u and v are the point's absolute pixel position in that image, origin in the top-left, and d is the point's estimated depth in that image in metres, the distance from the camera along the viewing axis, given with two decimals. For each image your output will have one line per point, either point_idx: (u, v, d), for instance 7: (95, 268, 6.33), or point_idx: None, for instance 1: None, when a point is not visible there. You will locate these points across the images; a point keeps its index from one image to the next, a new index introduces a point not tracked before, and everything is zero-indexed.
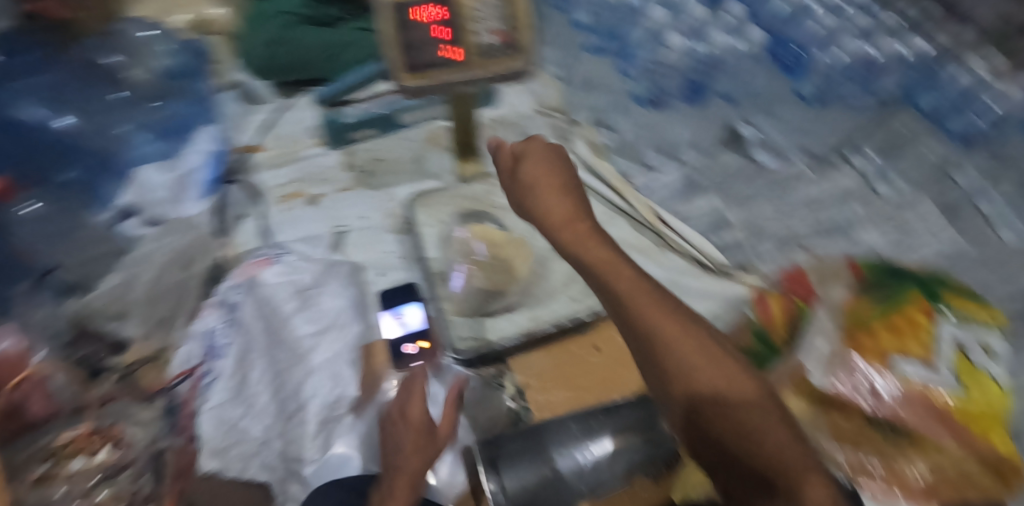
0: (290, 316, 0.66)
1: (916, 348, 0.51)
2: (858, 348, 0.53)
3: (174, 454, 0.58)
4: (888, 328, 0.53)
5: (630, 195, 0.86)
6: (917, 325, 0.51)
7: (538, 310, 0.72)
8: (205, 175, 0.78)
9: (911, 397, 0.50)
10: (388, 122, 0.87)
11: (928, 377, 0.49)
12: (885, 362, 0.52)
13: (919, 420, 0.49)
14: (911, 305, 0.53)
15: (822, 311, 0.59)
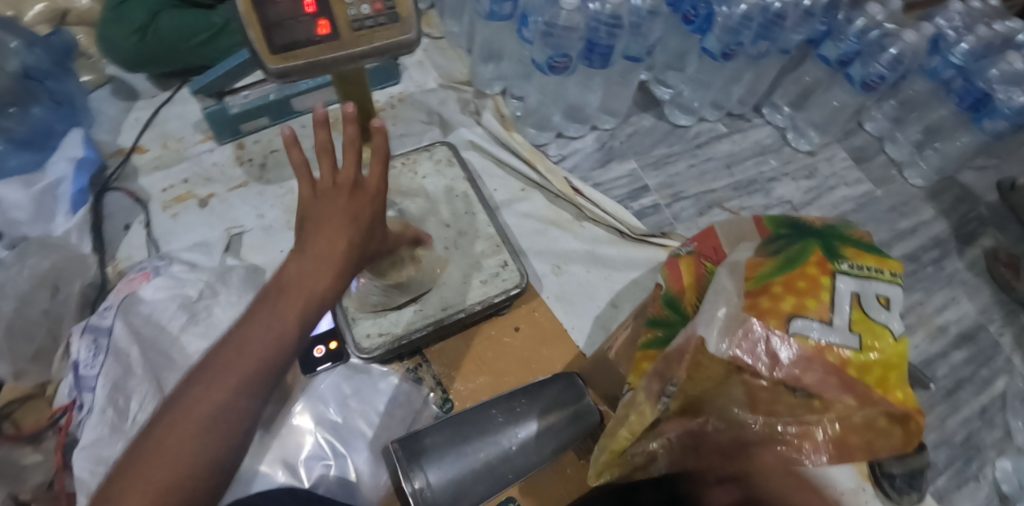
0: (179, 333, 0.61)
1: (814, 303, 0.47)
2: (758, 310, 0.47)
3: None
4: (787, 287, 0.48)
5: (542, 166, 0.80)
6: (814, 279, 0.48)
7: (450, 297, 0.64)
8: (72, 186, 0.70)
9: (810, 356, 0.45)
10: (279, 109, 0.81)
11: (823, 334, 0.45)
12: (783, 322, 0.46)
13: (816, 379, 0.45)
14: (811, 260, 0.49)
15: (723, 274, 0.51)
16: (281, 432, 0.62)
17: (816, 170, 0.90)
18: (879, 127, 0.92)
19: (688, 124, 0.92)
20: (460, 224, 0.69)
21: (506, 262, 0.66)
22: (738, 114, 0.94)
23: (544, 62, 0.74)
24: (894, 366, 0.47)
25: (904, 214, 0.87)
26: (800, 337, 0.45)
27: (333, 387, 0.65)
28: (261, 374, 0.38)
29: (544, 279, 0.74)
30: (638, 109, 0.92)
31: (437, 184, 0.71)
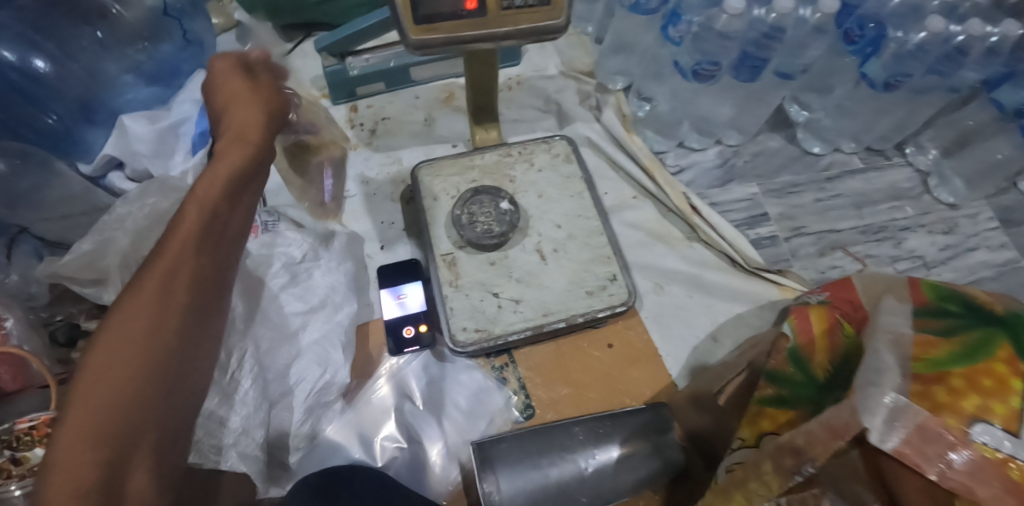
0: (278, 292, 0.60)
1: (1000, 407, 0.38)
2: (930, 402, 0.39)
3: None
4: (970, 379, 0.40)
5: (660, 177, 0.75)
6: (1002, 381, 0.39)
7: (550, 303, 0.61)
8: (195, 127, 0.68)
9: (988, 467, 0.36)
10: (399, 76, 0.79)
11: (1011, 448, 0.37)
12: (959, 422, 0.38)
13: (992, 496, 0.36)
14: (999, 356, 0.41)
15: (884, 344, 0.43)
16: (359, 408, 0.61)
17: (955, 226, 0.82)
18: None
19: (819, 152, 0.84)
20: (570, 226, 0.65)
21: (615, 275, 0.62)
22: (877, 150, 0.86)
23: (688, 66, 0.68)
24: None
25: None
26: (982, 445, 0.37)
27: (417, 370, 0.64)
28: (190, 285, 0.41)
29: (644, 297, 0.70)
30: (767, 128, 0.85)
31: (551, 179, 0.68)
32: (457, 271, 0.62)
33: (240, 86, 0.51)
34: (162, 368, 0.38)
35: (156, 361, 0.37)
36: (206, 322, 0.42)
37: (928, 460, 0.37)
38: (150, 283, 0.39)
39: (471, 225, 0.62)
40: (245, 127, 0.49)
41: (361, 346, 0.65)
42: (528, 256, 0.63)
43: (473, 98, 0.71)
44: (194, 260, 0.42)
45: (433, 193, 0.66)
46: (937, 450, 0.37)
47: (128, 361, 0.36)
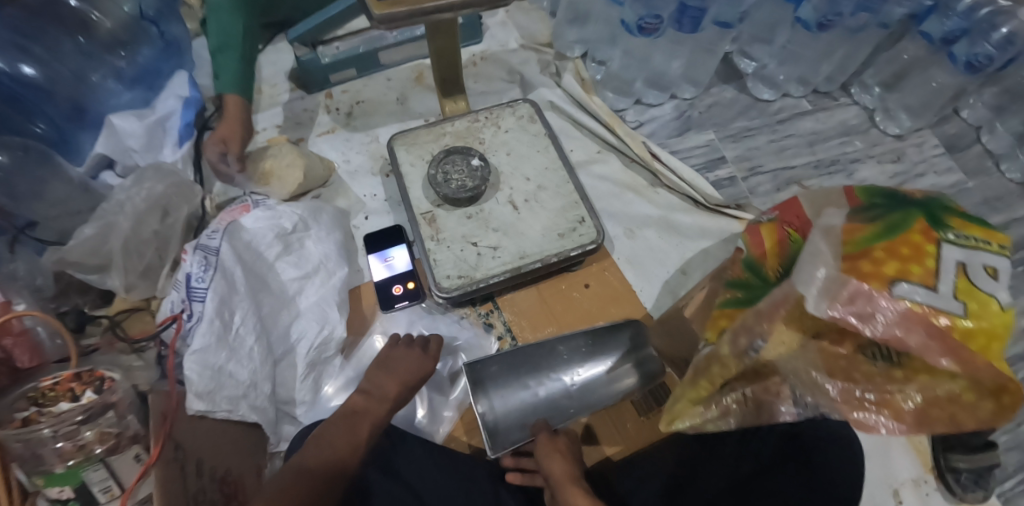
0: (274, 261, 0.64)
1: (918, 268, 0.44)
2: (858, 270, 0.44)
3: (159, 399, 0.51)
4: (890, 251, 0.45)
5: (621, 130, 0.79)
6: (918, 249, 0.45)
7: (526, 247, 0.65)
8: (180, 120, 0.74)
9: (913, 317, 0.42)
10: (369, 60, 0.83)
11: (926, 297, 0.42)
12: (886, 285, 0.43)
13: (919, 343, 0.42)
14: (914, 230, 0.46)
15: (817, 234, 0.47)
16: (356, 362, 0.65)
17: (904, 154, 0.89)
18: (977, 116, 0.93)
19: (770, 98, 0.90)
20: (540, 179, 0.69)
21: (584, 218, 0.67)
22: (824, 92, 0.92)
23: (634, 23, 0.74)
24: (999, 339, 0.43)
25: (996, 209, 0.88)
26: (904, 302, 0.42)
27: (407, 325, 0.68)
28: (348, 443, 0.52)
29: (617, 241, 0.75)
30: (720, 81, 0.90)
31: (519, 137, 0.72)
32: (437, 227, 0.66)
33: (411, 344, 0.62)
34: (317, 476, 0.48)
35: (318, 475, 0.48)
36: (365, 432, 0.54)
37: (864, 321, 0.42)
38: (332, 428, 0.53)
39: (446, 183, 0.67)
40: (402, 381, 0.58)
41: (355, 310, 0.68)
42: (503, 208, 0.67)
43: (441, 70, 0.76)
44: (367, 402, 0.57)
45: (410, 159, 0.70)
46: (871, 305, 0.41)
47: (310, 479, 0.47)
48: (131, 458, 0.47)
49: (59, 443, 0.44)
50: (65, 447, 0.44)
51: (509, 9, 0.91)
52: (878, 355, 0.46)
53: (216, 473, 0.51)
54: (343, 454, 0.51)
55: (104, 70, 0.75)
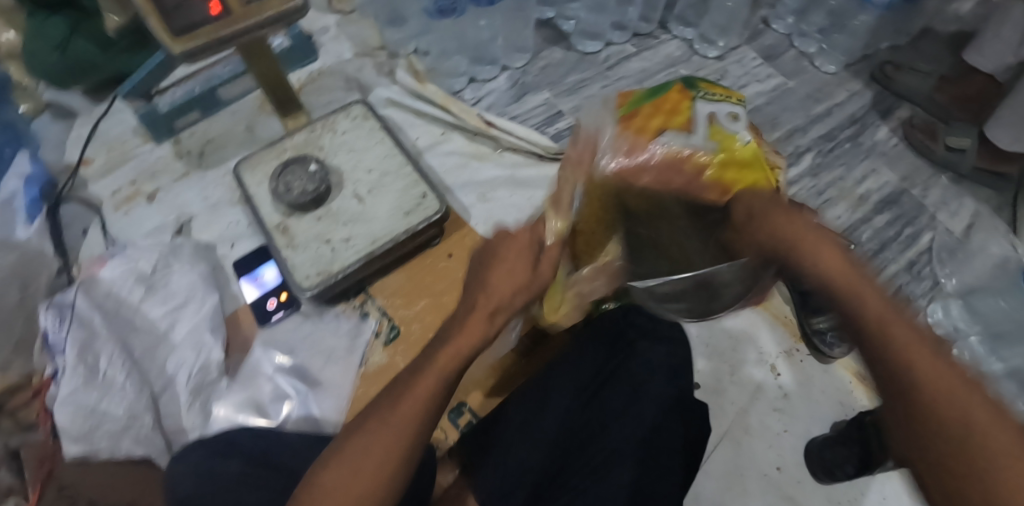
0: (139, 303, 0.66)
1: (677, 121, 0.53)
2: (632, 129, 0.52)
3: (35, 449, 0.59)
4: (655, 110, 0.53)
5: (455, 107, 0.85)
6: (676, 110, 0.53)
7: (377, 232, 0.69)
8: (25, 197, 0.79)
9: (671, 164, 0.51)
10: (208, 100, 0.86)
11: (682, 142, 0.51)
12: (653, 137, 0.52)
13: (683, 183, 0.51)
14: (673, 91, 0.55)
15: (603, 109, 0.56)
16: (243, 379, 0.67)
17: (726, 72, 0.99)
18: (785, 25, 1.04)
19: (596, 49, 0.97)
20: (381, 168, 0.74)
21: (426, 193, 0.72)
22: (644, 34, 1.00)
23: (431, 7, 0.77)
24: (753, 165, 0.52)
25: (817, 99, 0.98)
26: (661, 145, 0.51)
27: (289, 333, 0.71)
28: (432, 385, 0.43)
29: (474, 209, 0.80)
30: (547, 44, 0.97)
31: (356, 135, 0.77)
32: (290, 234, 0.69)
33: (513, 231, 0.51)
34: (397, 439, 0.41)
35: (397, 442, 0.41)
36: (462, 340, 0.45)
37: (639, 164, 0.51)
38: (422, 364, 0.44)
39: (288, 192, 0.70)
40: (524, 276, 0.48)
41: (235, 332, 0.71)
42: (349, 203, 0.71)
43: (270, 93, 0.79)
44: (495, 293, 0.46)
45: (255, 180, 0.73)
46: None
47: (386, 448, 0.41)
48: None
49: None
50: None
51: (336, 23, 0.95)
52: None
53: None
54: (414, 412, 0.42)
55: None
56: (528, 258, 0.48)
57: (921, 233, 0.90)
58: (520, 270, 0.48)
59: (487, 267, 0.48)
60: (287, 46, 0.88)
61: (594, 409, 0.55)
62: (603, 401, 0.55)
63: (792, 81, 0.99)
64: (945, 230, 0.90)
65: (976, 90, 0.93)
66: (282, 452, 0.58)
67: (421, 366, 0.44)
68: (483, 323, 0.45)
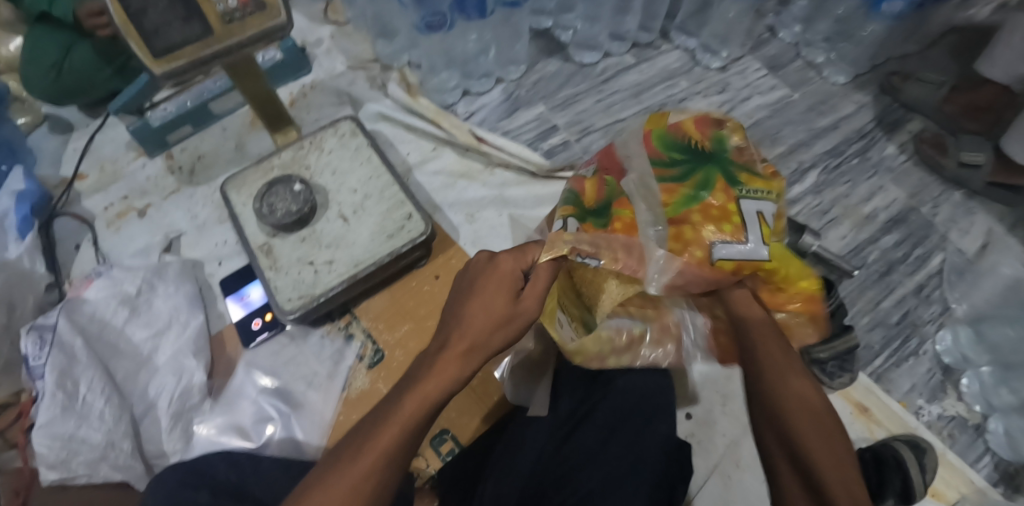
0: (123, 326, 0.67)
1: (728, 227, 0.48)
2: (679, 243, 0.48)
3: (11, 477, 0.57)
4: (701, 215, 0.48)
5: (446, 122, 0.84)
6: (727, 214, 0.49)
7: (360, 255, 0.68)
8: (16, 214, 0.76)
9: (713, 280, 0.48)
10: (200, 115, 0.86)
11: (741, 254, 0.48)
12: (705, 251, 0.48)
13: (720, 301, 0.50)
14: (717, 192, 0.49)
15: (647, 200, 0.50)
16: (226, 401, 0.67)
17: (728, 84, 0.96)
18: (791, 34, 1.01)
19: (593, 61, 0.95)
20: (366, 188, 0.73)
21: (411, 214, 0.71)
22: (643, 44, 0.98)
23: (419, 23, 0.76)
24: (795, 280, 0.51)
25: (823, 112, 0.95)
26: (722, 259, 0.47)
27: (271, 355, 0.70)
28: (416, 411, 0.43)
29: (461, 228, 0.79)
30: (543, 56, 0.95)
31: (342, 154, 0.76)
32: (274, 256, 0.68)
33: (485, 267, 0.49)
34: (378, 462, 0.41)
35: (377, 466, 0.41)
36: (442, 376, 0.43)
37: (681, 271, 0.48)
38: (398, 396, 0.44)
39: (272, 213, 0.69)
40: (502, 312, 0.45)
41: (220, 353, 0.71)
42: (333, 224, 0.70)
43: (259, 110, 0.79)
44: (472, 331, 0.45)
45: (241, 199, 0.73)
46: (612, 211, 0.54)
47: (365, 473, 0.41)
48: None
49: None
50: None
51: (330, 35, 0.94)
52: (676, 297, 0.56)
53: None
54: (391, 440, 0.42)
55: None
56: (507, 302, 0.46)
57: (929, 255, 0.86)
58: (497, 306, 0.45)
59: (462, 303, 0.46)
60: (278, 60, 0.87)
61: (565, 446, 0.54)
62: (575, 442, 0.54)
63: (797, 93, 0.96)
64: (956, 250, 0.86)
65: (986, 100, 0.89)
66: (257, 481, 0.58)
67: (401, 396, 0.43)
68: (457, 363, 0.44)
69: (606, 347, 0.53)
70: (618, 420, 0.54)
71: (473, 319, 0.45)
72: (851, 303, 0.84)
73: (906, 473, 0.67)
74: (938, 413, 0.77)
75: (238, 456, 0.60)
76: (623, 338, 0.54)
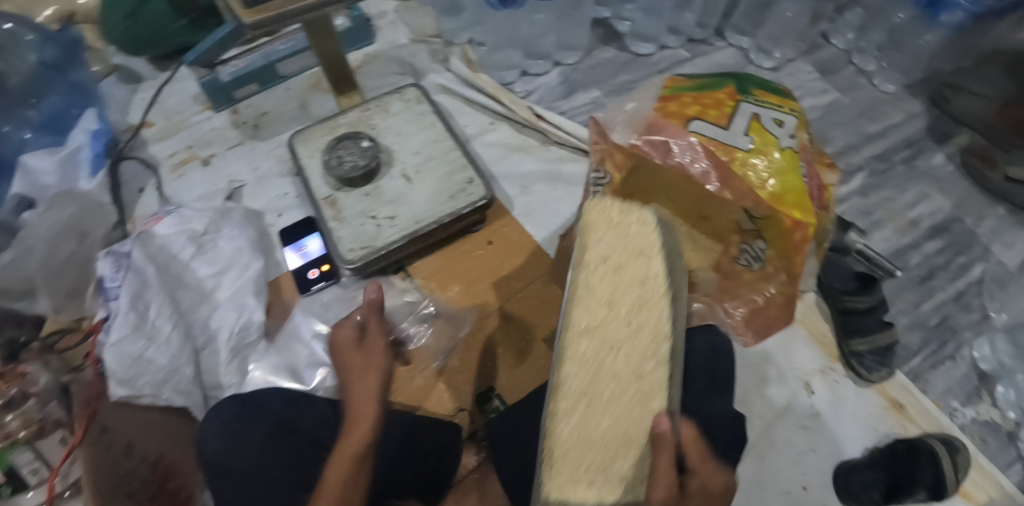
0: (189, 261, 0.69)
1: (715, 112, 0.55)
2: (667, 115, 0.56)
3: (82, 387, 0.60)
4: (699, 102, 0.56)
5: (507, 98, 0.86)
6: (719, 104, 0.55)
7: (421, 213, 0.70)
8: (90, 151, 0.80)
9: (700, 149, 0.54)
10: (269, 73, 0.89)
11: (715, 134, 0.54)
12: (684, 123, 0.55)
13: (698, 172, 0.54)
14: (722, 91, 0.56)
15: (655, 91, 0.60)
16: (281, 344, 0.69)
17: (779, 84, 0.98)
18: (843, 41, 1.03)
19: (649, 51, 0.97)
20: (428, 151, 0.75)
21: (472, 178, 0.73)
22: (699, 40, 1.00)
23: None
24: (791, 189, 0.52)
25: (871, 118, 0.97)
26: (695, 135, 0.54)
27: (325, 304, 0.72)
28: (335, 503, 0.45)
29: (514, 199, 0.81)
30: (600, 44, 0.98)
31: (406, 118, 0.78)
32: (338, 208, 0.71)
33: (354, 350, 0.58)
34: None
35: None
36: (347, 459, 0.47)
37: (657, 147, 0.56)
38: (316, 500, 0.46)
39: (340, 166, 0.72)
40: (371, 392, 0.53)
41: (276, 298, 0.73)
42: (396, 182, 0.73)
43: (329, 70, 0.81)
44: (359, 423, 0.50)
45: (308, 152, 0.75)
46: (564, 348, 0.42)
47: None
48: (58, 440, 0.54)
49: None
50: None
51: (395, 10, 0.97)
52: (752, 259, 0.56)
53: (148, 456, 0.58)
54: None
55: (17, 121, 0.83)
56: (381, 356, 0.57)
57: (972, 264, 0.87)
58: (367, 387, 0.54)
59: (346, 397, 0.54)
60: (345, 29, 0.90)
61: None
62: None
63: (847, 99, 0.99)
64: (998, 262, 0.86)
65: None
66: (310, 415, 0.58)
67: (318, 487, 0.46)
68: (350, 455, 0.48)
69: None
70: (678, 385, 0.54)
71: (364, 398, 0.52)
72: (890, 303, 0.85)
73: (937, 467, 0.69)
74: (972, 417, 0.77)
75: (294, 392, 0.61)
76: None
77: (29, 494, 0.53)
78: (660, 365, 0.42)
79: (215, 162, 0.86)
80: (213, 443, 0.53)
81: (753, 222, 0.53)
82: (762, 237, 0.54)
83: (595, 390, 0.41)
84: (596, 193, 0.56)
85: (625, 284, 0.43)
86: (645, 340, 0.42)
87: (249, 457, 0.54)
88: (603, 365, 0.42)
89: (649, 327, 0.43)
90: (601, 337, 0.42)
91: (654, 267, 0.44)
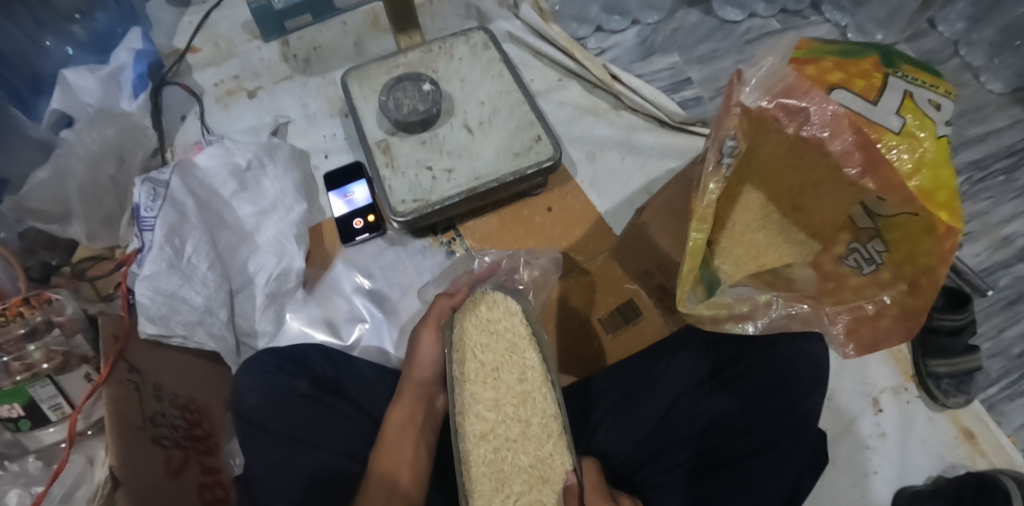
0: (230, 198, 0.65)
1: (862, 81, 0.40)
2: (804, 74, 0.40)
3: (112, 321, 0.55)
4: (838, 66, 0.41)
5: (581, 55, 0.78)
6: (864, 74, 0.40)
7: (480, 169, 0.64)
8: (133, 72, 0.74)
9: (844, 121, 0.39)
10: (323, 4, 0.82)
11: (865, 109, 0.39)
12: (824, 89, 0.40)
13: (840, 151, 0.39)
14: (865, 58, 0.41)
15: (770, 49, 0.43)
16: (318, 294, 0.65)
17: None
18: (953, 29, 0.93)
19: (737, 19, 0.88)
20: (493, 101, 0.68)
21: (540, 136, 0.66)
22: (793, 12, 0.90)
23: None
24: (948, 188, 0.37)
25: (975, 117, 0.88)
26: (840, 106, 0.39)
27: (369, 259, 0.67)
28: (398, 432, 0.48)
29: (579, 165, 0.74)
30: (684, 5, 0.89)
31: (472, 64, 0.71)
32: (392, 155, 0.65)
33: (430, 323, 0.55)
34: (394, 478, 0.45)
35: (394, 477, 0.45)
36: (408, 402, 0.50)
37: (793, 115, 0.40)
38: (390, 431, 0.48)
39: (398, 109, 0.65)
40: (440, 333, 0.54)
41: (317, 246, 0.69)
42: (456, 132, 0.66)
43: (391, 6, 0.74)
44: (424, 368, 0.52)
45: (363, 93, 0.69)
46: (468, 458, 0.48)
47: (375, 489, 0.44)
48: (81, 377, 0.51)
49: (9, 362, 0.48)
50: (15, 366, 0.48)
51: None
52: (862, 262, 0.47)
53: (176, 399, 0.55)
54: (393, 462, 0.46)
55: (60, 34, 0.76)
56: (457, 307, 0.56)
57: None
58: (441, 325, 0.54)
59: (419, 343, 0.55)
60: None
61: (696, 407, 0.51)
62: (710, 405, 0.50)
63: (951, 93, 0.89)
64: None
65: None
66: (353, 376, 0.56)
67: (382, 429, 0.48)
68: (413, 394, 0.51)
69: (722, 314, 0.45)
70: (765, 389, 0.49)
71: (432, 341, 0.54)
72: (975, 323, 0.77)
73: None
74: None
75: (333, 351, 0.57)
76: (745, 306, 0.46)
77: (48, 428, 0.53)
78: (557, 443, 0.47)
79: (262, 95, 0.80)
80: (252, 396, 0.50)
81: (872, 218, 0.45)
82: (879, 236, 0.45)
83: (504, 482, 0.47)
84: (716, 167, 0.43)
85: (505, 385, 0.50)
86: (537, 427, 0.48)
87: (284, 416, 0.49)
88: (505, 462, 0.47)
89: (536, 416, 0.48)
90: (496, 437, 0.48)
91: (529, 360, 0.50)
